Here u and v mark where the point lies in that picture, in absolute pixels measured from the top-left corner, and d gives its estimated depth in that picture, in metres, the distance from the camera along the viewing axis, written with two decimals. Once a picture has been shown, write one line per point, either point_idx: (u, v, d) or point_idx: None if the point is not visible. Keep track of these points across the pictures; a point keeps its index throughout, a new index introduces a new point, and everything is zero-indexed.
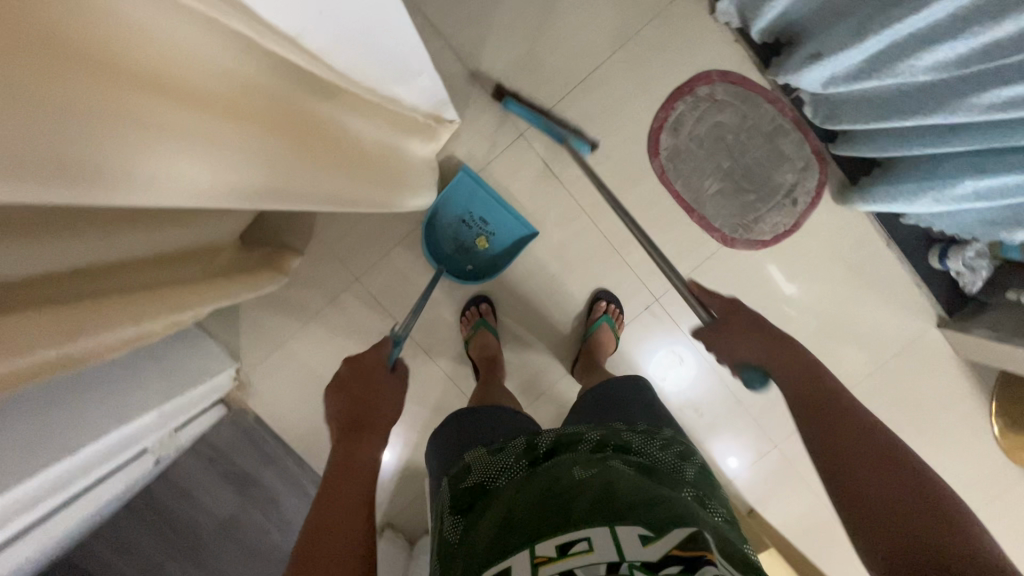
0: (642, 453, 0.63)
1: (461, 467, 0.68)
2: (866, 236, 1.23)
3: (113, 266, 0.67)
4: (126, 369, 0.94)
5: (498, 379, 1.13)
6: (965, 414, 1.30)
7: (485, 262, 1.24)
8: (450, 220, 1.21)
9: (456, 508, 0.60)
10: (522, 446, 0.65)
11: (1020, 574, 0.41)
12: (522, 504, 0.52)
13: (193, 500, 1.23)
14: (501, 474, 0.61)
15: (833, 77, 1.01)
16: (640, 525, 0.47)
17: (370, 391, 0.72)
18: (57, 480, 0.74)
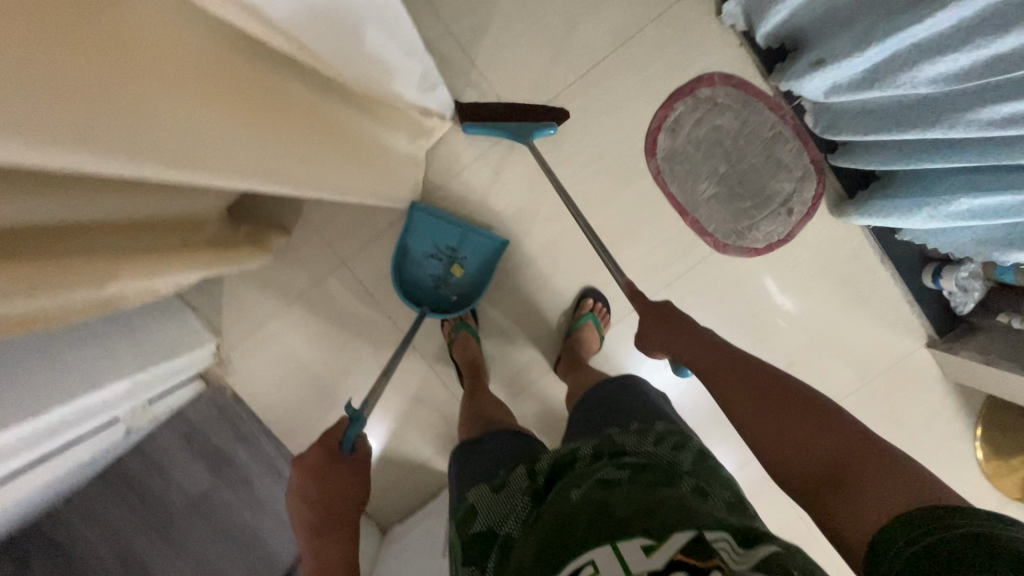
0: (636, 454, 0.64)
1: (464, 508, 0.67)
2: (860, 251, 1.22)
3: (87, 224, 0.64)
4: (98, 336, 0.93)
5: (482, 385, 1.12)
6: (950, 436, 1.29)
7: (468, 289, 1.23)
8: (419, 257, 1.20)
9: (468, 559, 0.59)
10: (523, 479, 0.65)
11: (894, 456, 0.50)
12: (529, 543, 0.52)
13: (166, 475, 1.17)
14: (506, 517, 0.61)
15: (836, 85, 0.99)
16: (641, 536, 0.47)
17: (325, 485, 0.77)
18: (20, 439, 0.71)
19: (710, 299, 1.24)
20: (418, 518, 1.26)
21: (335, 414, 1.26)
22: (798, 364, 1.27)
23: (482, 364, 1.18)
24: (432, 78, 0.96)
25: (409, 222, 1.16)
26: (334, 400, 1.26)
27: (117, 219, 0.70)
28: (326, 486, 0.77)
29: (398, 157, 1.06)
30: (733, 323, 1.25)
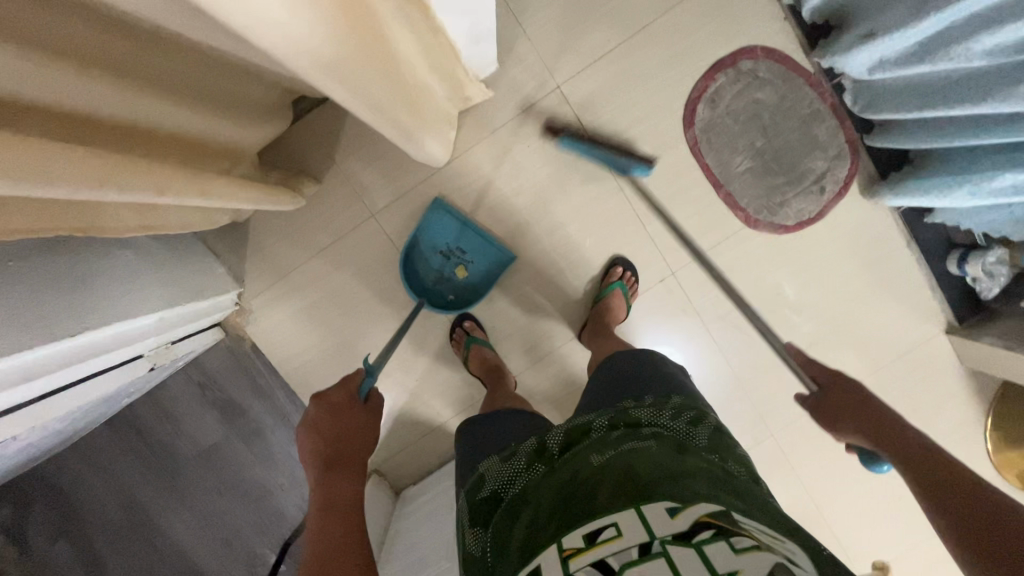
0: (654, 424, 0.64)
1: (477, 475, 0.69)
2: (888, 233, 1.23)
3: (140, 129, 0.63)
4: (128, 268, 0.91)
5: (506, 388, 1.14)
6: (962, 423, 1.30)
7: (466, 292, 1.24)
8: (426, 251, 1.22)
9: (476, 518, 0.62)
10: (532, 448, 0.65)
11: None
12: (546, 503, 0.54)
13: (178, 426, 1.23)
14: (514, 478, 0.62)
15: (883, 60, 0.99)
16: (665, 501, 0.50)
17: (338, 424, 0.78)
18: (60, 357, 0.73)
19: (737, 274, 1.24)
20: (432, 479, 1.25)
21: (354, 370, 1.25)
22: (818, 344, 1.28)
23: (504, 368, 1.20)
24: (483, 36, 0.90)
25: (425, 219, 1.18)
26: (354, 356, 1.25)
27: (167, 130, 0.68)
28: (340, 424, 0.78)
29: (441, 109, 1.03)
30: (758, 300, 1.26)
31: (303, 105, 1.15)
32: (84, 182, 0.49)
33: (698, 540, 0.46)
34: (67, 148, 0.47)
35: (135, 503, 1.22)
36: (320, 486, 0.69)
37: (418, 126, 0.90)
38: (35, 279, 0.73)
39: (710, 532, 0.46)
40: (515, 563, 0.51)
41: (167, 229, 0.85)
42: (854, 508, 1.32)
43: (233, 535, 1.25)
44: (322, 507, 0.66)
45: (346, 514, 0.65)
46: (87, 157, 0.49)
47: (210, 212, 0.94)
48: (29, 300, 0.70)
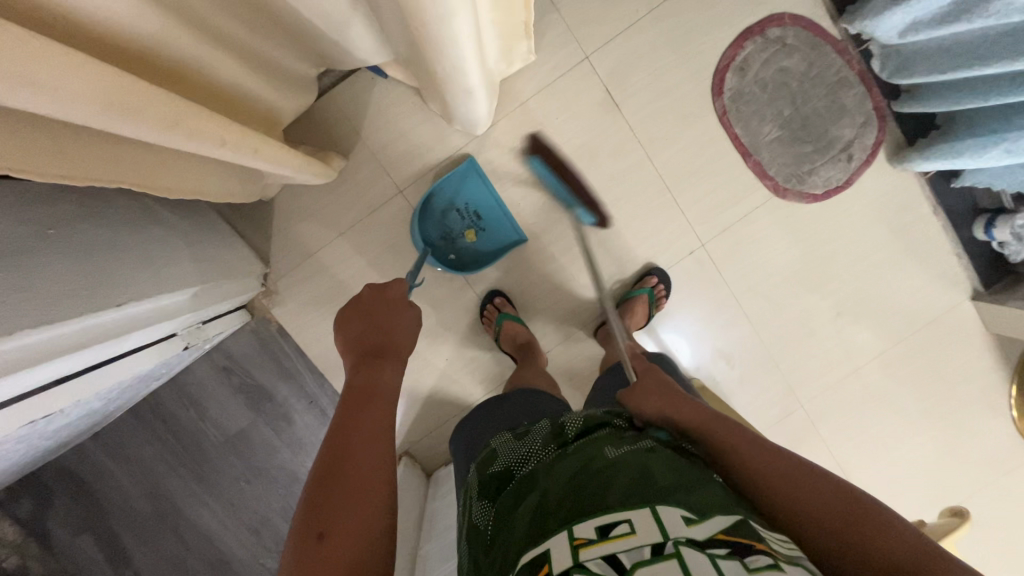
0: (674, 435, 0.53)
1: (486, 449, 0.60)
2: (915, 200, 1.23)
3: (170, 74, 0.60)
4: (163, 244, 0.89)
5: (540, 363, 1.12)
6: (988, 391, 1.30)
7: (469, 257, 1.23)
8: (441, 208, 1.20)
9: (485, 493, 0.53)
10: (548, 429, 0.56)
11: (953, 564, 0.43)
12: (552, 488, 0.45)
13: (204, 412, 1.20)
14: (527, 458, 0.53)
15: (916, 22, 0.99)
16: (679, 506, 0.40)
17: (381, 319, 0.72)
18: (105, 327, 0.70)
19: (766, 244, 1.24)
20: None
21: None
22: (848, 315, 1.28)
23: (536, 345, 1.18)
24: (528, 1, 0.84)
25: (454, 173, 1.15)
26: None
27: (203, 82, 0.66)
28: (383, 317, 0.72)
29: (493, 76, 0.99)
30: (787, 270, 1.26)
31: (330, 80, 1.14)
32: (136, 110, 0.47)
33: (715, 552, 0.36)
34: (123, 77, 0.45)
35: (160, 491, 1.19)
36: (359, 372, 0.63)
37: (474, 90, 0.87)
38: (75, 247, 0.70)
39: (726, 547, 0.36)
40: (512, 553, 0.42)
41: (210, 196, 0.83)
42: (881, 476, 1.32)
43: (260, 523, 1.23)
44: (355, 391, 0.60)
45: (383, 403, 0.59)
46: (140, 92, 0.47)
47: (241, 180, 0.92)
48: (72, 268, 0.68)
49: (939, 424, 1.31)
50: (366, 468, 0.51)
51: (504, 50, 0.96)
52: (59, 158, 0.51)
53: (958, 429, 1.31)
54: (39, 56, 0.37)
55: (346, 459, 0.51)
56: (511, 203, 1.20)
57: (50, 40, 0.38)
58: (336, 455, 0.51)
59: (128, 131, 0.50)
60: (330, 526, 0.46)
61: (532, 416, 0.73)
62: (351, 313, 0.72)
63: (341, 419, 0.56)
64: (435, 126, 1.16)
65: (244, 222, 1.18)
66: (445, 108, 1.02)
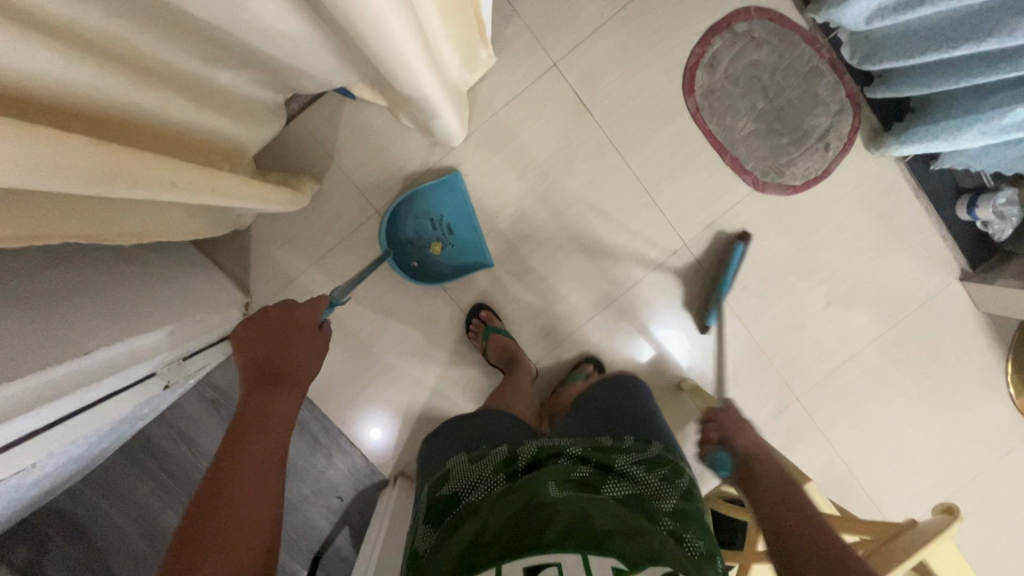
0: (624, 471, 0.53)
1: (440, 473, 0.58)
2: (896, 185, 1.23)
3: (111, 117, 0.59)
4: (131, 284, 0.87)
5: (521, 380, 1.10)
6: (985, 371, 1.29)
7: (434, 268, 1.22)
8: (414, 214, 1.19)
9: (429, 516, 0.52)
10: (503, 453, 0.54)
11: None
12: (490, 520, 0.45)
13: (194, 446, 1.19)
14: (476, 485, 0.51)
15: (881, 8, 0.97)
16: (613, 557, 0.39)
17: (284, 341, 0.69)
18: (79, 376, 0.69)
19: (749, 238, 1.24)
20: None
21: (376, 371, 1.24)
22: (837, 305, 1.27)
23: (523, 356, 1.17)
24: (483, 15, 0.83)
25: (437, 183, 1.15)
26: (373, 356, 1.23)
27: (151, 121, 0.66)
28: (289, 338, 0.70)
29: (456, 86, 0.99)
30: (772, 264, 1.25)
31: (298, 104, 1.13)
32: (70, 168, 0.47)
33: None
34: (54, 134, 0.44)
35: (158, 528, 1.18)
36: (252, 401, 0.59)
37: (437, 106, 0.86)
38: (42, 298, 0.69)
39: None
40: None
41: (172, 238, 0.83)
42: (883, 464, 1.31)
43: None
44: (248, 420, 0.57)
45: (273, 435, 0.56)
46: (75, 147, 0.47)
47: (208, 213, 0.91)
48: (40, 318, 0.67)
49: (938, 406, 1.30)
50: (241, 505, 0.48)
51: (468, 59, 0.96)
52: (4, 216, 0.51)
53: (957, 411, 1.30)
54: None
55: (229, 493, 0.49)
56: (489, 215, 1.20)
57: None
58: (215, 487, 0.49)
59: (68, 187, 0.49)
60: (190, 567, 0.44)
61: (505, 437, 0.71)
62: (251, 335, 0.69)
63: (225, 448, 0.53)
64: (408, 144, 1.16)
65: (222, 254, 1.17)
66: (418, 122, 1.01)
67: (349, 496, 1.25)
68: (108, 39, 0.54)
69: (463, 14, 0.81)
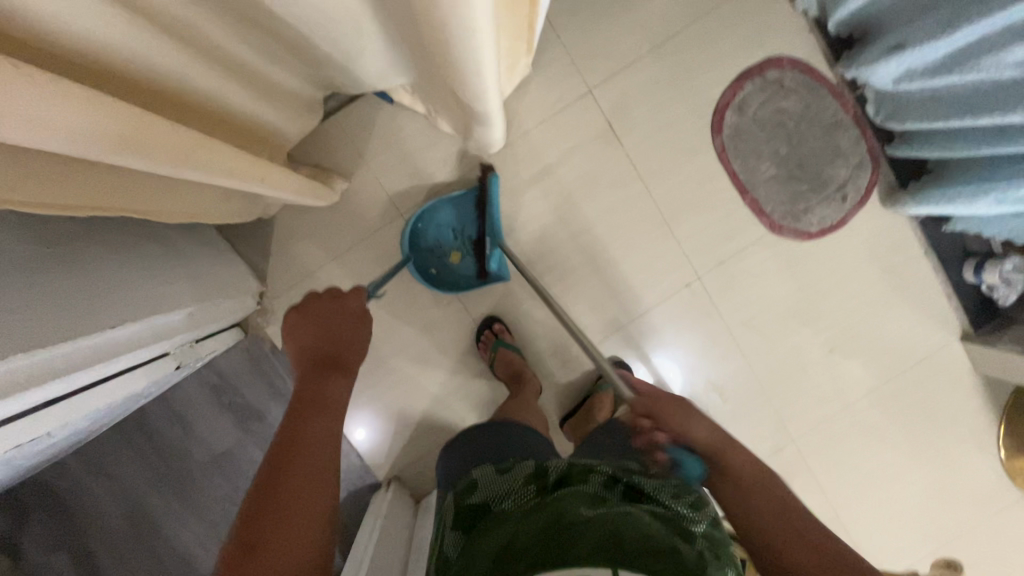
0: (653, 499, 0.51)
1: (465, 480, 0.59)
2: (907, 241, 1.26)
3: (169, 96, 0.60)
4: (157, 261, 0.88)
5: (530, 396, 1.11)
6: (978, 432, 1.31)
7: (449, 277, 1.22)
8: (434, 223, 1.19)
9: (458, 524, 0.52)
10: (532, 467, 0.56)
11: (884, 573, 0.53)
12: (521, 537, 0.44)
13: (191, 431, 1.19)
14: (506, 494, 0.52)
15: (910, 71, 1.01)
16: None
17: (329, 328, 0.72)
18: (101, 348, 0.69)
19: (760, 278, 1.26)
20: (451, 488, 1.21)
21: (380, 372, 1.24)
22: (839, 353, 1.29)
23: (530, 375, 1.17)
24: (531, 33, 0.85)
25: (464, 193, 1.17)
26: (379, 357, 1.23)
27: (205, 105, 0.67)
28: (342, 323, 0.73)
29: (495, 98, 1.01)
30: (781, 305, 1.27)
31: (336, 102, 1.15)
32: (136, 143, 0.47)
33: None
34: (128, 111, 0.45)
35: (141, 511, 1.16)
36: (309, 384, 0.62)
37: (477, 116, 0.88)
38: (75, 266, 0.70)
39: None
40: None
41: (205, 218, 0.84)
42: (871, 514, 1.32)
43: None
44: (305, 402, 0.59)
45: (331, 416, 0.59)
46: (142, 123, 0.47)
47: (236, 197, 0.91)
48: (69, 289, 0.66)
49: (929, 461, 1.31)
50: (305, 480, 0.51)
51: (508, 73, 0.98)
52: (60, 186, 0.52)
53: (947, 468, 1.31)
54: (49, 100, 0.37)
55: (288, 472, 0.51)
56: (509, 230, 1.21)
57: (64, 83, 0.38)
58: (276, 466, 0.51)
59: (127, 162, 0.49)
60: (263, 538, 0.46)
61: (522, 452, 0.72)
62: (302, 319, 0.73)
63: (287, 429, 0.56)
64: (438, 152, 1.18)
65: (242, 241, 1.18)
66: (456, 127, 1.02)
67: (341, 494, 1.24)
68: (180, 19, 0.55)
69: (515, 33, 0.83)
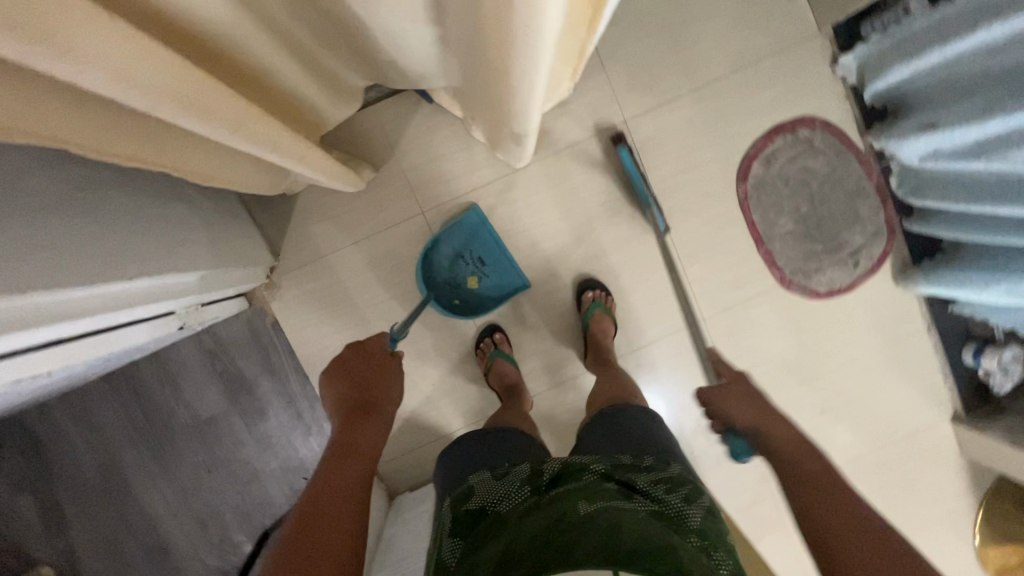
0: (645, 495, 0.55)
1: (461, 488, 0.61)
2: (911, 315, 1.27)
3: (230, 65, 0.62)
4: (182, 219, 0.88)
5: (523, 406, 1.11)
6: (954, 515, 1.31)
7: (472, 303, 1.24)
8: (445, 257, 1.21)
9: (455, 530, 0.54)
10: (527, 472, 0.59)
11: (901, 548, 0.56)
12: (522, 534, 0.47)
13: (178, 392, 1.17)
14: (505, 498, 0.55)
15: (936, 151, 1.04)
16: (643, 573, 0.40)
17: (367, 379, 0.82)
18: (115, 297, 0.69)
19: (763, 329, 1.27)
20: (428, 490, 1.20)
21: None
22: (829, 415, 1.29)
23: (523, 386, 1.18)
24: (582, 58, 0.87)
25: (457, 222, 1.18)
26: None
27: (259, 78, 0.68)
28: (371, 372, 0.84)
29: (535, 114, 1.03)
30: (779, 359, 1.28)
31: (377, 94, 1.17)
32: (201, 109, 0.49)
33: None
34: (199, 75, 0.46)
35: (114, 467, 1.16)
36: (347, 428, 0.71)
37: (518, 131, 0.89)
38: (109, 211, 0.70)
39: None
40: None
41: (237, 186, 0.85)
42: None
43: (210, 516, 1.19)
44: (343, 444, 0.68)
45: (362, 457, 0.67)
46: (211, 89, 0.49)
47: (269, 171, 0.92)
48: (96, 231, 0.66)
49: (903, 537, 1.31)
50: (336, 506, 0.59)
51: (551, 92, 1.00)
52: (115, 135, 0.52)
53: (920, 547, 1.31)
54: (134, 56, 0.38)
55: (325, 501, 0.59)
56: (525, 243, 1.22)
57: (152, 41, 0.40)
58: (318, 498, 0.59)
59: (188, 124, 0.50)
60: (302, 550, 0.53)
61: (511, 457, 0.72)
62: (336, 371, 0.82)
63: (327, 466, 0.64)
64: (468, 157, 1.19)
65: (262, 213, 1.19)
66: (490, 136, 1.04)
67: None
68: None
69: (569, 57, 0.85)
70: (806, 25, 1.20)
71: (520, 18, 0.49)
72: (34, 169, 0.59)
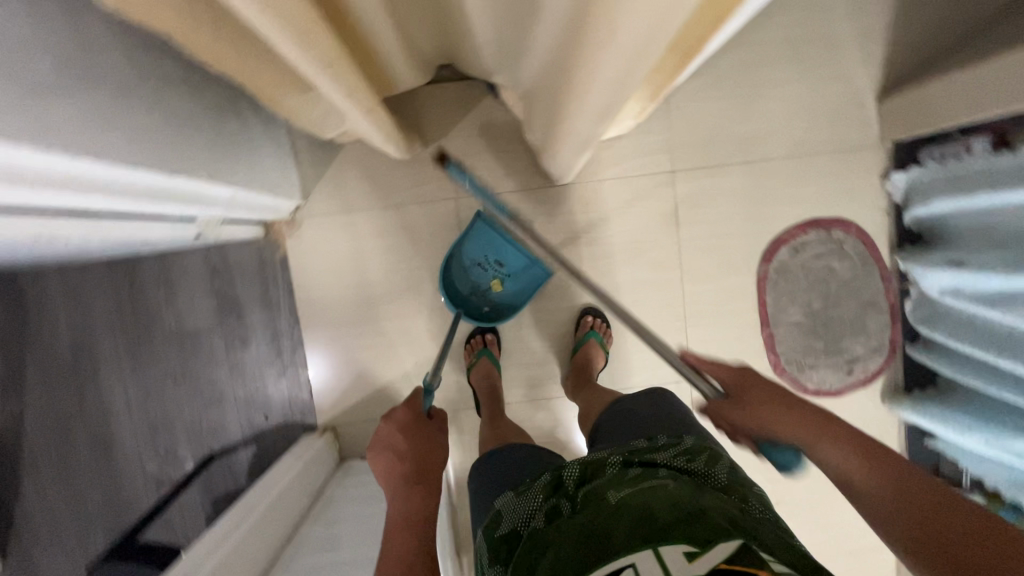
0: (669, 466, 0.58)
1: (490, 515, 0.62)
2: (887, 437, 1.28)
3: None
4: (235, 134, 0.91)
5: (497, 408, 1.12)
6: None
7: (499, 304, 1.24)
8: (466, 264, 1.20)
9: (494, 558, 0.55)
10: (547, 480, 0.60)
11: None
12: (564, 542, 0.48)
13: (172, 297, 1.15)
14: (531, 515, 0.56)
15: (958, 289, 1.05)
16: (683, 542, 0.45)
17: (413, 447, 0.78)
18: (150, 189, 0.71)
19: None
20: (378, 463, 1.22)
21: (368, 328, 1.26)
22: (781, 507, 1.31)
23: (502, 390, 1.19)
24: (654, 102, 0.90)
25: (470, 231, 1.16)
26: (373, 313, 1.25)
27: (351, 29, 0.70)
28: (411, 441, 0.79)
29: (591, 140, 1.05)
30: None
31: (447, 73, 1.19)
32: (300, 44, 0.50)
33: None
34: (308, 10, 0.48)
35: None
36: (396, 501, 0.69)
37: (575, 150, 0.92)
38: (177, 109, 0.73)
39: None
40: None
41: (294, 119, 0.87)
42: None
43: None
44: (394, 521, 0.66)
45: (412, 531, 0.64)
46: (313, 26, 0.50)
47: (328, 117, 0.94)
48: (157, 124, 0.68)
49: None
50: None
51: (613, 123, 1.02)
52: (211, 40, 0.54)
53: None
54: None
55: None
56: None
57: None
58: None
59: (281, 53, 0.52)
60: None
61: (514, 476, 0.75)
62: (378, 445, 0.79)
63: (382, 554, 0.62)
64: (513, 160, 1.22)
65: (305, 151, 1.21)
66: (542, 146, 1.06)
67: (275, 419, 1.23)
68: None
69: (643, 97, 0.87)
70: (869, 133, 1.22)
71: (618, 51, 0.51)
72: (118, 48, 0.60)
